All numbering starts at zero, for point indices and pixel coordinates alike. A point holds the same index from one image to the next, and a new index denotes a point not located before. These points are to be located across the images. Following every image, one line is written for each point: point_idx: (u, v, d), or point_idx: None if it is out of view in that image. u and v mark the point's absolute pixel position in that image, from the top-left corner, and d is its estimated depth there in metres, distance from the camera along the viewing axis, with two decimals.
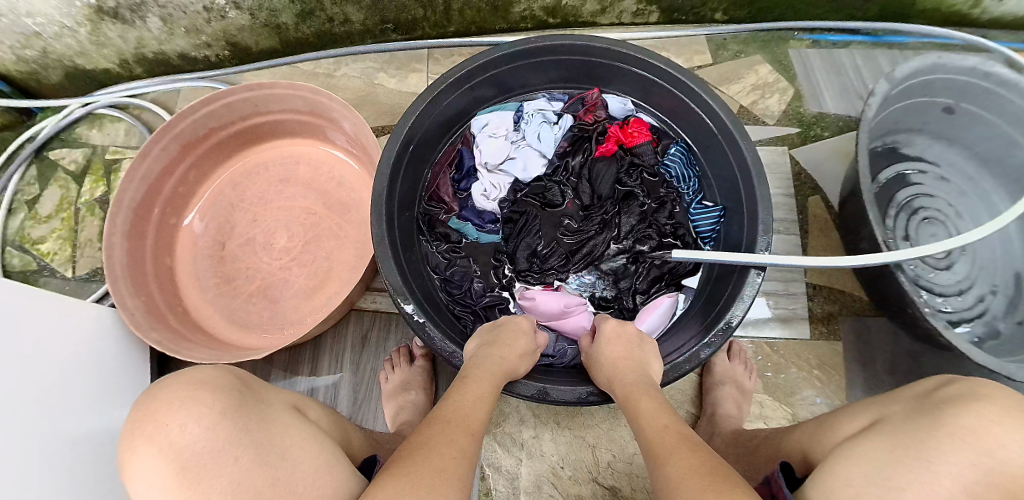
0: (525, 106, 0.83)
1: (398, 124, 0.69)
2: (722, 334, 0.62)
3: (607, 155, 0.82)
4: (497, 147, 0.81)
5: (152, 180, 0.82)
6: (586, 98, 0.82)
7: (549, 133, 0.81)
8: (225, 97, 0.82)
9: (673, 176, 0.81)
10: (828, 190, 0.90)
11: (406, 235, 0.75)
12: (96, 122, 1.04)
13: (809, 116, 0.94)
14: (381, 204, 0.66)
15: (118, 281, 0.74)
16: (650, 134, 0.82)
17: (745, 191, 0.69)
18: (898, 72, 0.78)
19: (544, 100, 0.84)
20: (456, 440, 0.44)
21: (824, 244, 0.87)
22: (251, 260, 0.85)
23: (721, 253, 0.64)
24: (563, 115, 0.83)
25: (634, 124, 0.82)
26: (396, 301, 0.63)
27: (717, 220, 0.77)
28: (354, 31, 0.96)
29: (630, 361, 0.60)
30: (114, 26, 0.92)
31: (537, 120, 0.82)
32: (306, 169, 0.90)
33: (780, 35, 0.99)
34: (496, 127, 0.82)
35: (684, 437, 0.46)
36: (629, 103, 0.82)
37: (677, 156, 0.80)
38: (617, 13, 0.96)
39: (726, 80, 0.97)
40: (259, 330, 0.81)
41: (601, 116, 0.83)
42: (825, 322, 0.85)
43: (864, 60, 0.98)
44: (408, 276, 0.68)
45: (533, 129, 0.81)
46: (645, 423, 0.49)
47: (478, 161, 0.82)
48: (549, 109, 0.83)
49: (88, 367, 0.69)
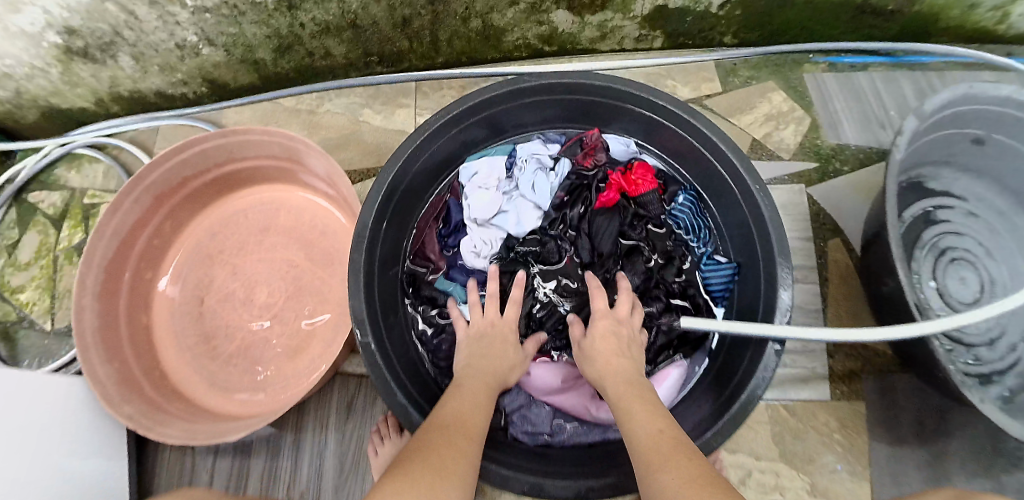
0: (518, 150, 0.79)
1: (380, 177, 0.63)
2: (741, 408, 0.55)
3: (609, 206, 0.75)
4: (488, 200, 0.75)
5: (125, 234, 0.77)
6: (585, 140, 0.77)
7: (544, 181, 0.76)
8: (198, 144, 0.76)
9: (683, 227, 0.75)
10: (849, 231, 0.83)
11: (389, 297, 0.69)
12: (75, 163, 1.00)
13: (826, 149, 0.87)
14: (360, 271, 0.60)
15: (90, 349, 0.70)
16: (656, 181, 0.76)
17: (761, 249, 0.63)
18: (930, 104, 0.69)
19: (539, 143, 0.79)
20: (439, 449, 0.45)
21: (844, 292, 0.81)
22: (231, 317, 0.80)
23: (735, 323, 0.58)
24: (561, 159, 0.78)
25: (638, 169, 0.76)
26: (376, 383, 0.58)
27: (731, 278, 0.70)
28: (336, 65, 0.91)
29: (620, 360, 0.57)
30: (85, 66, 0.86)
31: (531, 166, 0.77)
32: (287, 217, 0.85)
33: (794, 59, 0.91)
34: (485, 177, 0.77)
35: (677, 443, 0.43)
36: (631, 145, 0.77)
37: (686, 206, 0.75)
38: (619, 40, 0.89)
39: (737, 111, 0.89)
40: (240, 394, 0.77)
41: (602, 160, 0.77)
42: (847, 380, 0.78)
43: (885, 84, 0.90)
44: (389, 349, 0.63)
45: (526, 178, 0.77)
46: (636, 428, 0.46)
47: (467, 216, 0.77)
48: (545, 153, 0.79)
49: (84, 412, 0.71)
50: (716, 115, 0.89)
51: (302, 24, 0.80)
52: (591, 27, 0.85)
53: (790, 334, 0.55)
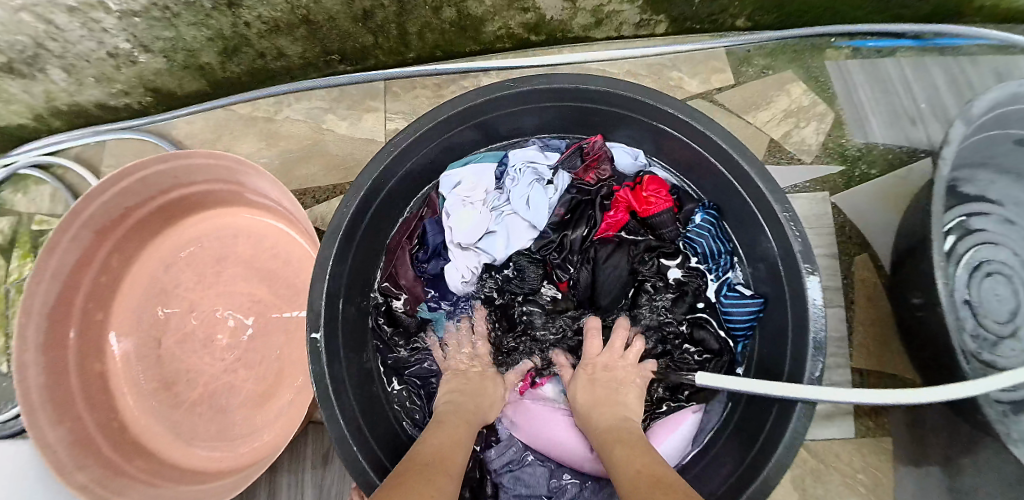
0: (510, 156, 0.68)
1: (342, 204, 0.54)
2: (763, 482, 0.48)
3: (617, 227, 0.64)
4: (473, 222, 0.65)
5: (67, 276, 0.68)
6: (586, 150, 0.66)
7: (541, 197, 0.65)
8: (138, 171, 0.67)
9: (703, 252, 0.64)
10: (878, 246, 0.72)
11: (356, 341, 0.61)
12: (21, 185, 0.91)
13: (852, 150, 0.76)
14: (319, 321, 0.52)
15: (37, 411, 0.63)
16: (670, 198, 0.64)
17: (789, 281, 0.54)
18: (977, 108, 0.57)
19: (536, 150, 0.69)
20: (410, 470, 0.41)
21: (872, 316, 0.71)
22: (192, 361, 0.73)
23: (753, 382, 0.50)
24: (559, 171, 0.67)
25: (649, 184, 0.65)
26: (345, 456, 0.49)
27: (756, 314, 0.60)
28: (292, 66, 0.80)
29: (608, 408, 0.54)
30: (13, 82, 0.76)
31: (527, 177, 0.66)
32: (247, 245, 0.76)
33: (814, 44, 0.79)
34: (471, 189, 0.66)
35: (662, 478, 0.38)
36: (641, 157, 0.67)
37: (706, 228, 0.64)
38: (616, 26, 0.76)
39: (753, 106, 0.78)
40: (207, 446, 0.70)
41: (606, 173, 0.67)
42: (873, 415, 0.70)
43: (913, 72, 0.79)
44: (357, 410, 0.55)
45: (520, 191, 0.65)
46: (623, 467, 0.42)
47: (448, 239, 0.66)
48: (542, 163, 0.68)
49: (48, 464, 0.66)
50: (728, 113, 0.78)
51: (247, 23, 0.69)
52: (583, 13, 0.72)
53: (816, 396, 0.46)
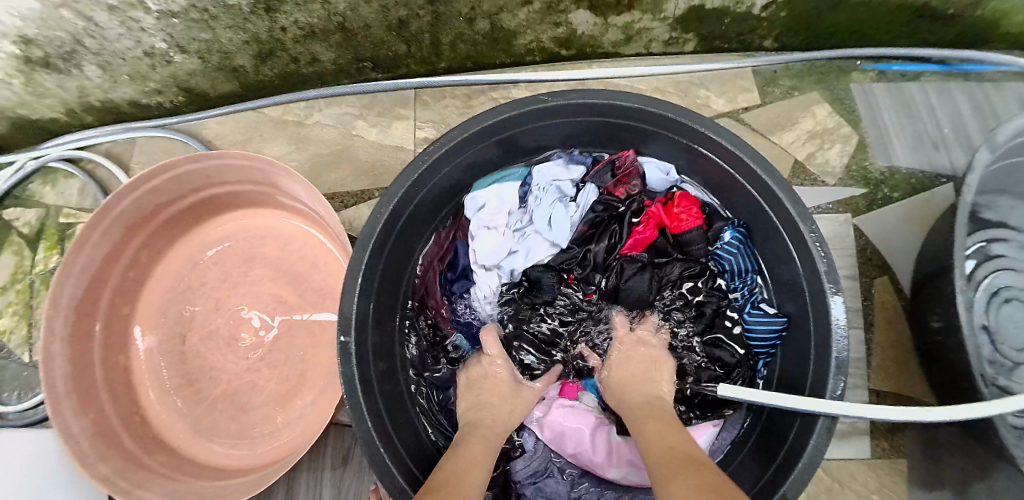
0: (534, 175, 0.69)
1: (376, 209, 0.54)
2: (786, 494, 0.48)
3: (645, 243, 0.66)
4: (496, 244, 0.67)
5: (95, 270, 0.69)
6: (618, 163, 0.67)
7: (563, 216, 0.66)
8: (169, 170, 0.67)
9: (730, 270, 0.65)
10: (898, 269, 0.73)
11: (385, 344, 0.61)
12: (50, 177, 0.92)
13: (875, 173, 0.77)
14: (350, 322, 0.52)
15: (61, 402, 0.63)
16: (701, 215, 0.67)
17: (811, 299, 0.55)
18: (1003, 135, 0.57)
19: (558, 165, 0.68)
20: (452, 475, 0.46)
21: (893, 339, 0.72)
22: (214, 359, 0.73)
23: (779, 394, 0.49)
24: (586, 186, 0.68)
25: (680, 200, 0.67)
26: (372, 456, 0.49)
27: (777, 334, 0.61)
28: (324, 71, 0.81)
29: (641, 385, 0.56)
30: (49, 77, 0.77)
31: (550, 196, 0.67)
32: (273, 247, 0.77)
33: (839, 66, 0.80)
34: (494, 212, 0.68)
35: (688, 458, 0.41)
36: (672, 173, 0.67)
37: (735, 248, 0.64)
38: (646, 43, 0.77)
39: (778, 127, 0.80)
40: (227, 443, 0.71)
41: (635, 190, 0.67)
42: (889, 436, 0.71)
43: (938, 98, 0.79)
44: (384, 412, 0.55)
45: (543, 210, 0.66)
46: (653, 445, 0.45)
47: (474, 260, 0.68)
48: (565, 179, 0.68)
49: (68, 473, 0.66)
50: (754, 132, 0.80)
51: (283, 29, 0.70)
52: (614, 30, 0.74)
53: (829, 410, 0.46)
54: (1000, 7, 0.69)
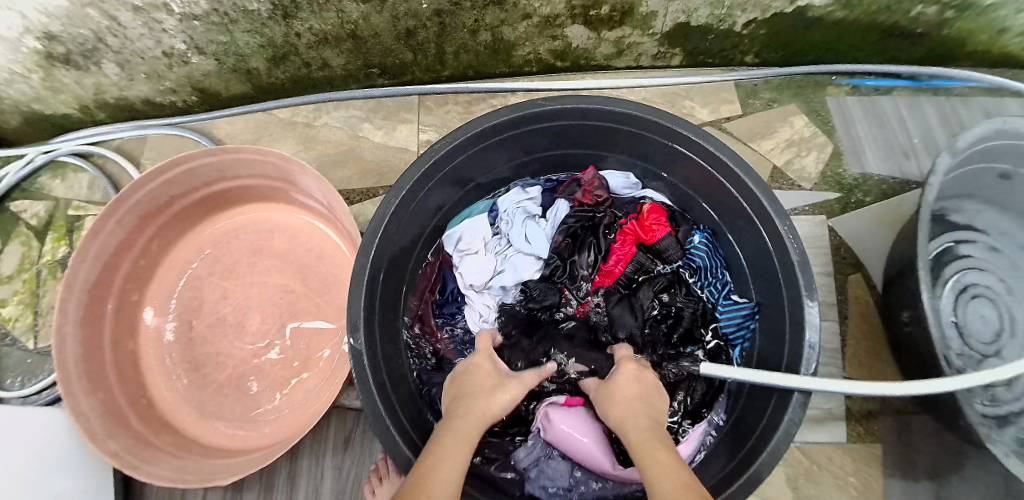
0: (499, 203, 0.75)
1: (385, 199, 0.57)
2: (763, 465, 0.52)
3: (626, 259, 0.72)
4: (480, 265, 0.72)
5: (108, 257, 0.72)
6: (581, 180, 0.74)
7: (536, 231, 0.73)
8: (184, 163, 0.71)
9: (701, 268, 0.72)
10: (870, 267, 0.79)
11: (388, 330, 0.64)
12: (59, 171, 0.95)
13: (848, 179, 0.84)
14: (357, 306, 0.55)
15: (72, 381, 0.66)
16: (668, 223, 0.73)
17: (786, 283, 0.59)
18: (962, 140, 0.64)
19: (520, 190, 0.76)
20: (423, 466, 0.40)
21: (864, 332, 0.78)
22: (222, 344, 0.76)
23: (758, 372, 0.53)
24: (556, 202, 0.75)
25: (649, 212, 0.73)
26: (380, 426, 0.52)
27: (750, 318, 0.67)
28: (334, 76, 0.86)
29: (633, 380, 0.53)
30: (68, 73, 0.81)
31: (519, 217, 0.73)
32: (281, 240, 0.80)
33: (815, 81, 0.87)
34: (472, 240, 0.73)
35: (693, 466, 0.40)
36: (632, 178, 0.75)
37: (703, 247, 0.72)
38: (635, 56, 0.84)
39: (758, 135, 0.86)
40: (232, 426, 0.74)
41: (601, 197, 0.73)
42: (863, 421, 0.76)
43: (909, 111, 0.86)
44: (389, 390, 0.58)
45: (516, 230, 0.73)
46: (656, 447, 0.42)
47: (462, 284, 0.73)
48: (528, 201, 0.75)
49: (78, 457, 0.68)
50: (736, 140, 0.86)
51: (298, 34, 0.75)
52: (607, 44, 0.80)
53: (801, 384, 0.50)
54: (964, 27, 0.77)
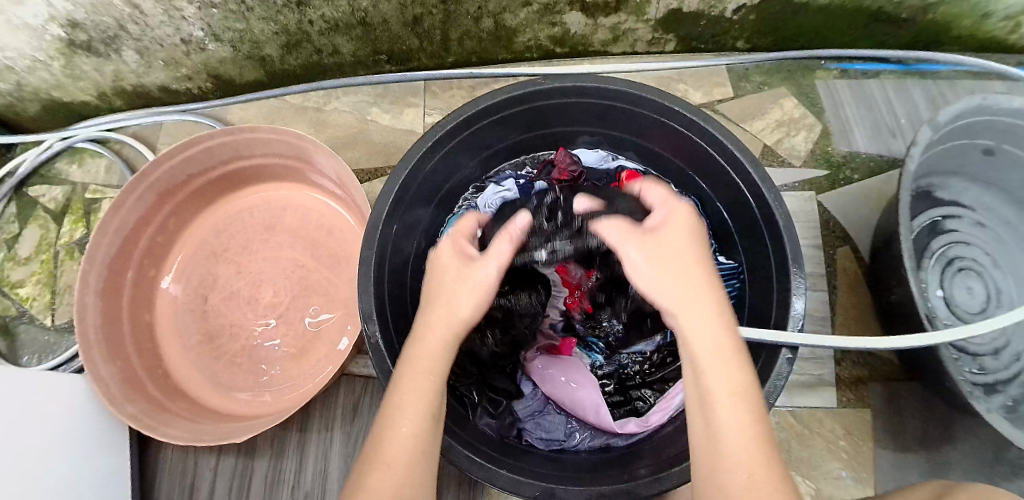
0: (480, 200, 0.81)
1: (396, 169, 0.61)
2: None
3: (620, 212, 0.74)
4: None
5: (127, 231, 0.75)
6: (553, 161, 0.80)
7: None
8: (202, 142, 0.75)
9: None
10: (858, 239, 0.83)
11: (396, 294, 0.66)
12: (76, 157, 0.99)
13: (837, 157, 0.87)
14: (369, 266, 0.57)
15: (92, 348, 0.68)
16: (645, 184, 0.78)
17: (773, 249, 0.61)
18: (944, 115, 0.68)
19: (495, 186, 0.81)
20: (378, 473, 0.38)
21: (853, 301, 0.81)
22: (235, 316, 0.80)
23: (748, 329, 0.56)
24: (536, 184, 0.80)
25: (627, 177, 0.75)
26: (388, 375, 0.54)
27: (737, 279, 0.74)
28: (343, 63, 0.90)
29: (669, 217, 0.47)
30: (88, 60, 0.85)
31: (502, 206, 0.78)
32: (293, 218, 0.84)
33: (805, 65, 0.92)
34: None
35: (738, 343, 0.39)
36: (603, 153, 0.83)
37: None
38: (631, 42, 0.88)
39: (749, 117, 0.90)
40: (243, 394, 0.76)
41: (576, 171, 0.78)
42: (854, 388, 0.79)
43: (896, 93, 0.90)
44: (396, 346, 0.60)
45: None
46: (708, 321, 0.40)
47: None
48: (507, 191, 0.80)
49: (97, 443, 0.69)
50: (728, 120, 0.90)
51: (311, 21, 0.79)
52: (603, 30, 0.84)
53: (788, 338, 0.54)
54: (949, 11, 0.82)
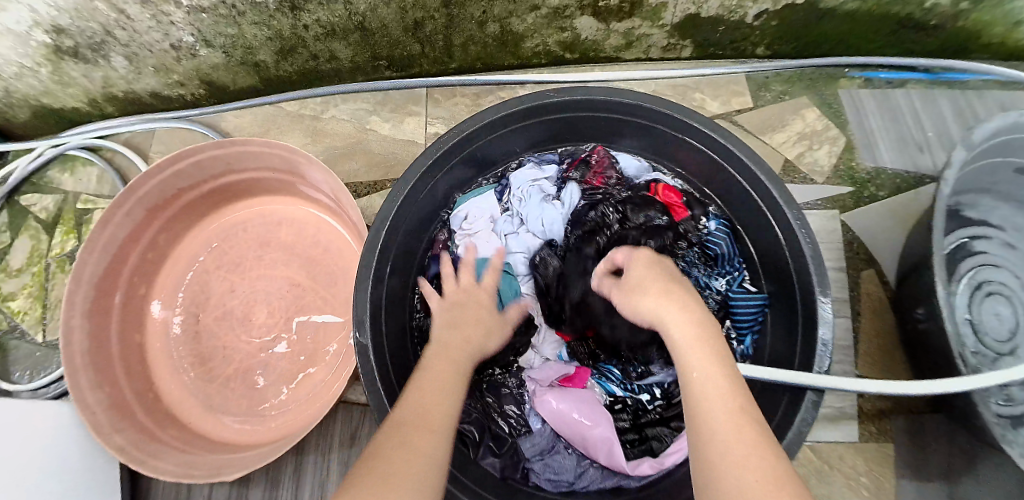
0: (512, 178, 0.73)
1: (396, 186, 0.56)
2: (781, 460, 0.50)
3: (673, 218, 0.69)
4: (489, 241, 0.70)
5: (116, 249, 0.72)
6: (591, 160, 0.72)
7: (551, 214, 0.71)
8: (192, 155, 0.71)
9: (722, 256, 0.68)
10: (883, 262, 0.78)
11: (396, 316, 0.62)
12: (68, 165, 0.95)
13: (861, 173, 0.82)
14: (365, 301, 0.53)
15: (79, 372, 0.65)
16: (681, 205, 0.69)
17: (797, 277, 0.56)
18: (980, 133, 0.62)
19: (535, 168, 0.73)
20: (412, 440, 0.36)
21: (876, 329, 0.77)
22: (229, 337, 0.76)
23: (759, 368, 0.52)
24: (567, 185, 0.73)
25: (663, 190, 0.70)
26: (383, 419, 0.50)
27: (759, 310, 0.64)
28: (341, 68, 0.85)
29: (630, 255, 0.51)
30: (77, 66, 0.81)
31: (534, 197, 0.72)
32: (289, 232, 0.80)
33: (827, 73, 0.86)
34: (478, 216, 0.71)
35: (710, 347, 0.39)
36: (646, 163, 0.71)
37: (722, 235, 0.68)
38: (645, 48, 0.83)
39: (769, 129, 0.85)
40: (240, 419, 0.73)
41: (613, 179, 0.72)
42: (876, 420, 0.75)
43: (923, 103, 0.85)
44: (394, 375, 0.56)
45: (532, 211, 0.72)
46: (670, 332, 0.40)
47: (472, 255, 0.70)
48: (544, 178, 0.73)
49: (84, 461, 0.67)
50: (747, 132, 0.85)
51: (306, 26, 0.74)
52: (616, 35, 0.79)
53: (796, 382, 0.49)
54: (981, 18, 0.76)
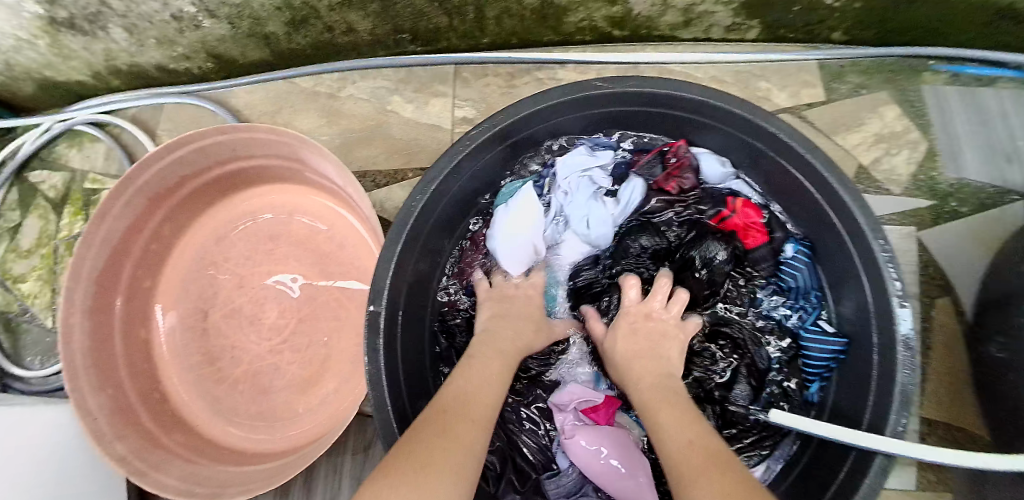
0: (560, 164, 0.64)
1: (422, 182, 0.48)
2: None
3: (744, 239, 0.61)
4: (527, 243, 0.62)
5: (117, 242, 0.66)
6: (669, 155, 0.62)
7: (600, 215, 0.63)
8: (195, 141, 0.64)
9: (793, 288, 0.59)
10: (963, 290, 0.67)
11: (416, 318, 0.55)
12: (76, 141, 0.90)
13: (944, 185, 0.71)
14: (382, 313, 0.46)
15: (79, 375, 0.61)
16: (763, 227, 0.60)
17: (878, 319, 0.47)
18: None
19: (585, 153, 0.64)
20: (461, 418, 0.36)
21: (946, 366, 0.66)
22: (237, 337, 0.71)
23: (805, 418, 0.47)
24: (634, 178, 0.64)
25: (743, 208, 0.60)
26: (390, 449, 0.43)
27: (836, 355, 0.55)
28: (359, 42, 0.76)
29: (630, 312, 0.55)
30: (75, 39, 0.74)
31: (584, 192, 0.63)
32: (299, 226, 0.74)
33: (911, 65, 0.73)
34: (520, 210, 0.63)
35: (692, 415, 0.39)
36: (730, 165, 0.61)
37: (800, 264, 0.59)
38: (705, 27, 0.72)
39: (842, 128, 0.74)
40: (246, 426, 0.69)
41: (690, 183, 0.62)
42: (938, 468, 0.66)
43: (1015, 107, 0.72)
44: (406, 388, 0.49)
45: (578, 209, 0.64)
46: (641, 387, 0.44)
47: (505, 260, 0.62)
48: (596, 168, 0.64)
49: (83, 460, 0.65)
50: (817, 131, 0.74)
51: None
52: (675, 11, 0.68)
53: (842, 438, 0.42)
54: None
